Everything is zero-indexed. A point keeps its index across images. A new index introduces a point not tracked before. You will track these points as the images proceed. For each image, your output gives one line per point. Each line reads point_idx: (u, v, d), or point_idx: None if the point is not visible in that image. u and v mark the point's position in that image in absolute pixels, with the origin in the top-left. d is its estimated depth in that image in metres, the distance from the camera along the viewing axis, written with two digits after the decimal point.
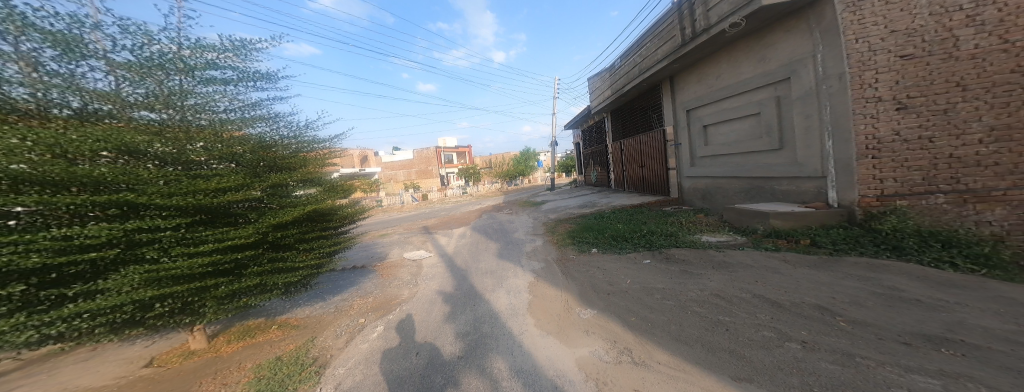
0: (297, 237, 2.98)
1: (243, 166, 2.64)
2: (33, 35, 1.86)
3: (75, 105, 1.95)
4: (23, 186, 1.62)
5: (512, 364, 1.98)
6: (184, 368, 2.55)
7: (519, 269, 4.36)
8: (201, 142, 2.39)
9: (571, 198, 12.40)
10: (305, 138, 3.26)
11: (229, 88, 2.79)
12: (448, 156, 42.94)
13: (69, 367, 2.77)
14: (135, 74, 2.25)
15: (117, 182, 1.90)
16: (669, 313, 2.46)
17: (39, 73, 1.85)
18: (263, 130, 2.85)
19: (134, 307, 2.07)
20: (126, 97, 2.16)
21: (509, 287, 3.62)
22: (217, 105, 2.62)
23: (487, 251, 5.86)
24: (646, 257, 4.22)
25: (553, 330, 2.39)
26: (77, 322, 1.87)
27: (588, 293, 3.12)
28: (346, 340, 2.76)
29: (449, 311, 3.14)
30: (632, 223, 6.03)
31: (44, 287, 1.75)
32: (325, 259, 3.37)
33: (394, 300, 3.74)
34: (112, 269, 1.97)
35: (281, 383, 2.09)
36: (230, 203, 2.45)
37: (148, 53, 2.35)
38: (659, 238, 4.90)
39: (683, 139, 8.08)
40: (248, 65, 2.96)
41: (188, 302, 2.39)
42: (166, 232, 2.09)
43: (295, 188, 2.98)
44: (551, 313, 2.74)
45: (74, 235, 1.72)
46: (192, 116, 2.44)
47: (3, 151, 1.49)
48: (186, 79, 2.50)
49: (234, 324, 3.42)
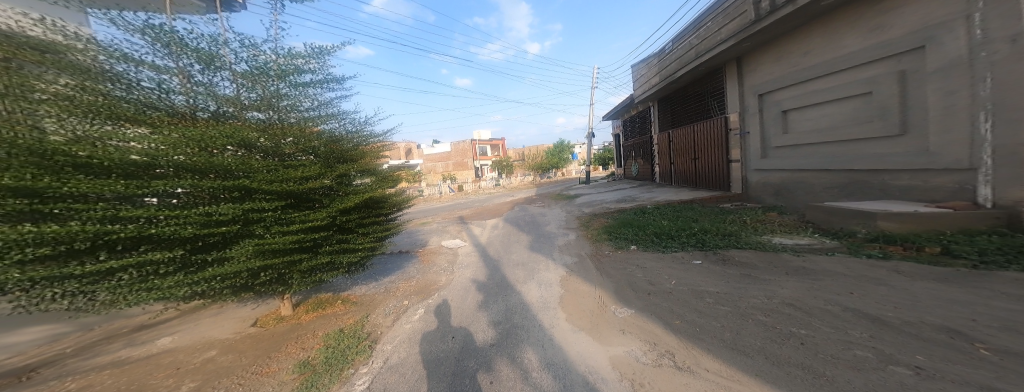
0: (357, 221, 3.41)
1: (319, 157, 3.12)
2: (186, 54, 2.51)
3: (212, 109, 2.56)
4: (182, 173, 2.21)
5: (543, 356, 1.95)
6: (277, 330, 3.11)
7: (550, 262, 4.27)
8: (292, 137, 2.89)
9: (611, 191, 11.81)
10: (364, 133, 3.70)
11: (313, 90, 3.31)
12: (482, 149, 44.06)
13: (208, 318, 3.63)
14: (249, 82, 2.85)
15: (238, 171, 2.45)
16: (720, 319, 2.13)
17: (189, 83, 2.51)
18: (334, 126, 3.33)
19: (247, 275, 2.63)
20: (242, 100, 2.77)
21: (541, 280, 3.55)
22: (302, 105, 3.17)
23: (519, 243, 5.88)
24: (695, 257, 3.77)
25: (586, 326, 2.27)
26: (213, 283, 2.46)
27: (625, 291, 2.90)
28: (393, 318, 3.05)
29: (483, 300, 3.20)
30: (679, 220, 5.45)
31: (194, 252, 2.36)
32: (379, 242, 3.75)
33: (433, 285, 3.98)
34: (235, 241, 2.54)
35: (343, 353, 2.45)
36: (311, 190, 2.93)
37: (257, 63, 2.93)
38: (713, 237, 4.34)
39: (751, 127, 7.10)
40: (324, 68, 3.46)
41: (282, 274, 2.94)
42: (269, 212, 2.60)
43: (356, 177, 3.43)
44: (584, 309, 2.61)
45: (214, 212, 2.27)
46: (285, 115, 3.01)
47: (169, 146, 2.09)
48: (282, 84, 3.05)
49: (310, 295, 4.03)
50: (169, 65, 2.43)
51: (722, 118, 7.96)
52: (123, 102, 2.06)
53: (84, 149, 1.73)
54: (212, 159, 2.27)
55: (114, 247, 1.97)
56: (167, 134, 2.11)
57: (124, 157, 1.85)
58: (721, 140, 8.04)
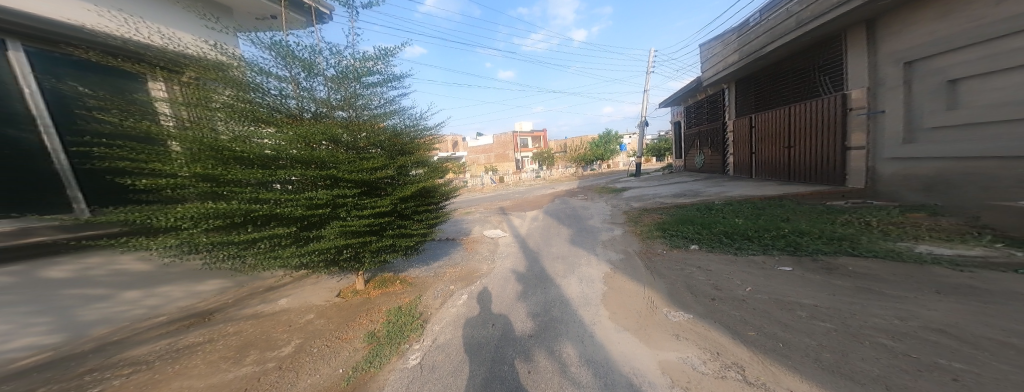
0: (414, 209, 3.72)
1: (386, 150, 3.45)
2: (295, 63, 3.03)
3: (312, 110, 3.14)
4: (291, 164, 2.83)
5: (582, 352, 1.91)
6: (354, 302, 3.62)
7: (593, 258, 4.29)
8: (364, 132, 3.23)
9: (670, 187, 11.05)
10: (420, 126, 3.93)
11: (381, 89, 3.65)
12: (523, 141, 42.97)
13: (303, 286, 4.48)
14: (335, 84, 3.25)
15: (329, 163, 2.95)
16: (816, 336, 1.77)
17: (298, 89, 3.07)
18: (395, 121, 3.61)
19: (335, 251, 3.16)
20: (331, 101, 3.21)
21: (582, 275, 3.54)
22: (373, 104, 3.51)
23: (558, 236, 5.91)
24: (784, 264, 3.35)
25: (632, 327, 2.16)
26: (311, 255, 3.04)
27: (681, 295, 2.71)
28: (441, 301, 3.27)
29: (522, 290, 3.26)
30: (765, 221, 4.87)
31: (301, 230, 2.98)
32: (430, 229, 4.01)
33: (475, 273, 4.15)
34: (326, 221, 3.09)
35: (401, 328, 2.73)
36: (380, 179, 3.31)
37: (342, 67, 3.33)
38: (814, 242, 3.82)
39: (889, 105, 5.67)
40: (389, 68, 3.71)
41: (358, 253, 3.42)
42: (349, 198, 3.06)
43: (412, 168, 3.72)
44: (630, 309, 2.52)
45: (312, 197, 2.82)
46: (361, 113, 3.36)
47: (284, 141, 2.72)
48: (358, 85, 3.41)
49: (376, 274, 4.49)
50: (285, 74, 3.01)
51: (840, 96, 6.65)
52: (260, 106, 2.82)
53: (238, 145, 2.52)
54: (311, 152, 2.82)
55: (257, 222, 2.76)
56: (284, 131, 2.76)
57: (259, 151, 2.57)
58: (841, 126, 6.70)
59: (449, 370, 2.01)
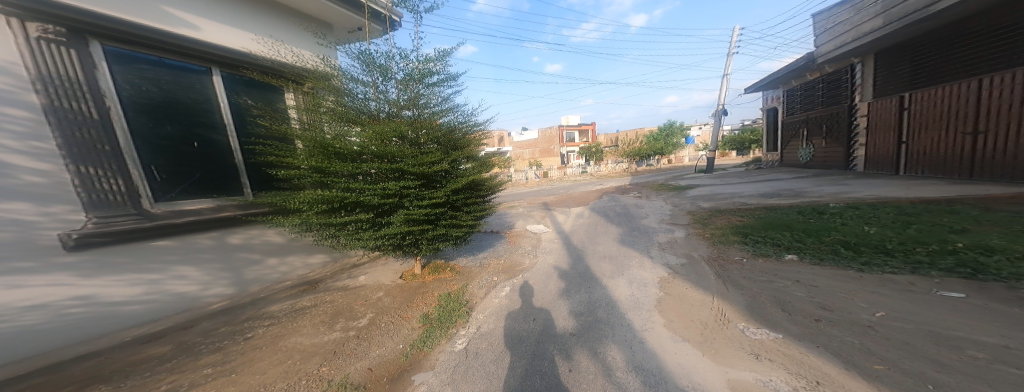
0: (464, 201, 3.90)
1: (441, 145, 3.69)
2: (373, 69, 3.51)
3: (385, 110, 3.57)
4: (370, 158, 3.27)
5: (629, 357, 1.96)
6: (413, 285, 3.99)
7: (645, 259, 4.08)
8: (423, 129, 3.52)
9: (750, 186, 9.51)
10: (472, 122, 4.08)
11: (440, 89, 3.90)
12: (569, 134, 40.26)
13: (377, 265, 5.19)
14: (403, 86, 3.65)
15: (398, 157, 3.32)
16: (998, 385, 1.39)
17: (377, 92, 3.56)
18: (450, 118, 3.84)
19: (399, 237, 3.53)
20: (400, 101, 3.61)
21: (632, 278, 3.45)
22: (433, 102, 3.79)
23: (606, 234, 5.70)
24: (949, 289, 2.52)
25: (693, 338, 2.10)
26: (380, 239, 3.46)
27: (762, 309, 2.46)
28: (485, 291, 3.43)
29: (564, 288, 3.31)
30: (919, 233, 3.76)
31: (376, 217, 3.41)
32: (478, 221, 4.12)
33: (517, 267, 4.26)
34: (394, 210, 3.47)
35: (449, 315, 2.89)
36: (437, 172, 3.58)
37: (409, 70, 3.70)
38: (1011, 264, 2.75)
39: None
40: (446, 67, 3.91)
41: (417, 240, 3.75)
42: (412, 189, 3.39)
43: (463, 162, 3.90)
44: (694, 319, 2.39)
45: (384, 187, 3.21)
46: (422, 112, 3.68)
47: (367, 139, 3.19)
48: (421, 86, 3.74)
49: (430, 260, 4.85)
50: (368, 80, 3.54)
51: None
52: (350, 108, 3.39)
53: (337, 141, 3.11)
54: (383, 147, 3.21)
55: (346, 209, 3.30)
56: (366, 130, 3.25)
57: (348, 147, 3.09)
58: None
59: (492, 359, 2.13)
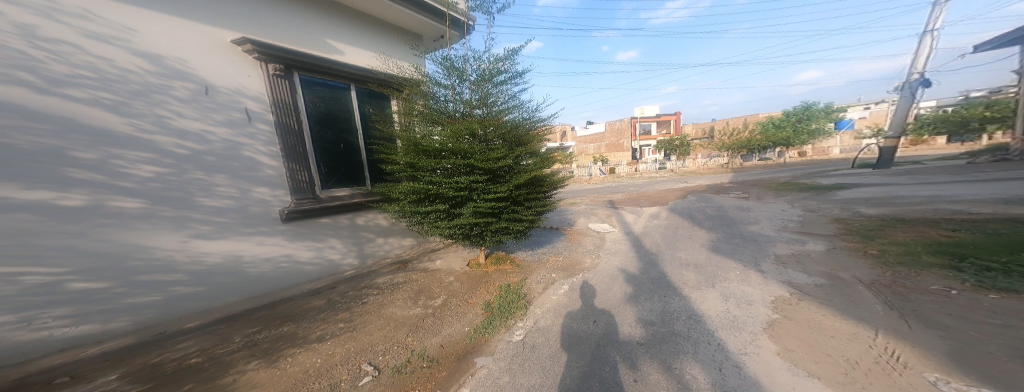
0: (526, 196, 3.96)
1: (505, 141, 3.82)
2: (451, 73, 3.84)
3: (459, 110, 3.88)
4: (446, 154, 3.61)
5: (715, 380, 1.73)
6: (477, 273, 4.26)
7: (745, 274, 3.44)
8: (490, 126, 3.69)
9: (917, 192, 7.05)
10: (535, 118, 4.09)
11: (507, 87, 4.02)
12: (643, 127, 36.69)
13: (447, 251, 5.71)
14: (475, 86, 3.89)
15: (468, 153, 3.57)
16: None
17: (454, 93, 3.88)
18: (514, 115, 3.94)
19: (467, 228, 3.81)
20: (471, 100, 3.86)
21: (728, 293, 2.97)
22: (500, 101, 3.95)
23: (688, 239, 5.02)
24: None
25: (834, 374, 1.70)
26: (451, 228, 3.81)
27: (961, 355, 1.82)
28: (544, 287, 3.45)
29: (634, 294, 3.06)
30: None
31: (448, 209, 3.75)
32: (538, 217, 4.14)
33: (578, 265, 4.14)
34: (462, 202, 3.76)
35: (508, 306, 3.02)
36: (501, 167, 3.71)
37: (480, 70, 3.91)
38: None
39: None
40: (513, 65, 4.00)
41: (482, 231, 3.99)
42: (479, 184, 3.60)
43: (525, 158, 3.95)
44: (835, 353, 1.93)
45: (456, 181, 3.51)
46: (490, 110, 3.87)
47: (444, 137, 3.52)
48: (489, 85, 3.91)
49: (494, 251, 5.10)
50: (447, 83, 3.89)
51: None
52: (432, 110, 3.81)
53: (425, 139, 3.54)
54: (456, 144, 3.51)
55: (426, 200, 3.71)
56: (444, 129, 3.60)
57: (430, 144, 3.46)
58: None
59: (547, 354, 2.14)
